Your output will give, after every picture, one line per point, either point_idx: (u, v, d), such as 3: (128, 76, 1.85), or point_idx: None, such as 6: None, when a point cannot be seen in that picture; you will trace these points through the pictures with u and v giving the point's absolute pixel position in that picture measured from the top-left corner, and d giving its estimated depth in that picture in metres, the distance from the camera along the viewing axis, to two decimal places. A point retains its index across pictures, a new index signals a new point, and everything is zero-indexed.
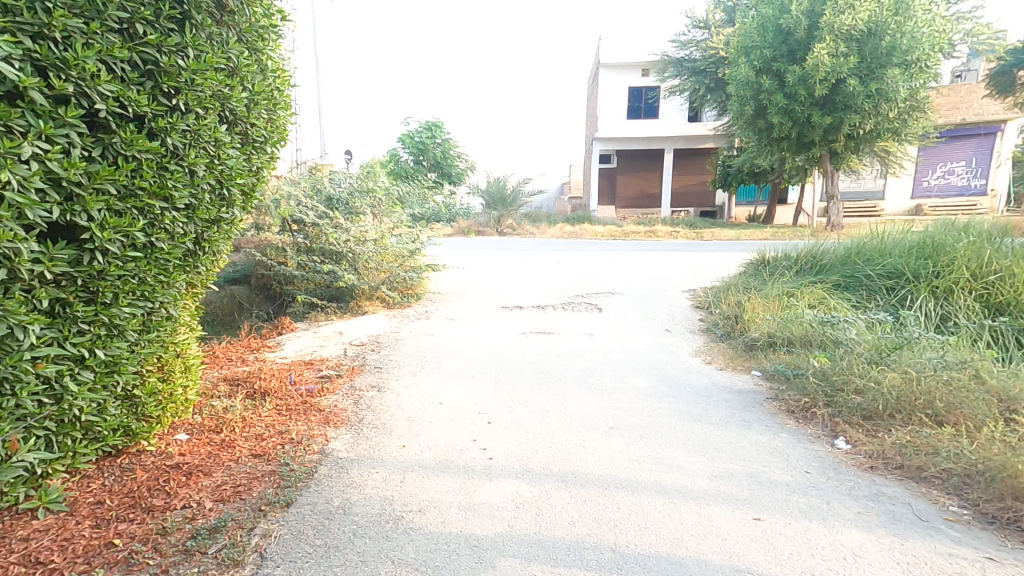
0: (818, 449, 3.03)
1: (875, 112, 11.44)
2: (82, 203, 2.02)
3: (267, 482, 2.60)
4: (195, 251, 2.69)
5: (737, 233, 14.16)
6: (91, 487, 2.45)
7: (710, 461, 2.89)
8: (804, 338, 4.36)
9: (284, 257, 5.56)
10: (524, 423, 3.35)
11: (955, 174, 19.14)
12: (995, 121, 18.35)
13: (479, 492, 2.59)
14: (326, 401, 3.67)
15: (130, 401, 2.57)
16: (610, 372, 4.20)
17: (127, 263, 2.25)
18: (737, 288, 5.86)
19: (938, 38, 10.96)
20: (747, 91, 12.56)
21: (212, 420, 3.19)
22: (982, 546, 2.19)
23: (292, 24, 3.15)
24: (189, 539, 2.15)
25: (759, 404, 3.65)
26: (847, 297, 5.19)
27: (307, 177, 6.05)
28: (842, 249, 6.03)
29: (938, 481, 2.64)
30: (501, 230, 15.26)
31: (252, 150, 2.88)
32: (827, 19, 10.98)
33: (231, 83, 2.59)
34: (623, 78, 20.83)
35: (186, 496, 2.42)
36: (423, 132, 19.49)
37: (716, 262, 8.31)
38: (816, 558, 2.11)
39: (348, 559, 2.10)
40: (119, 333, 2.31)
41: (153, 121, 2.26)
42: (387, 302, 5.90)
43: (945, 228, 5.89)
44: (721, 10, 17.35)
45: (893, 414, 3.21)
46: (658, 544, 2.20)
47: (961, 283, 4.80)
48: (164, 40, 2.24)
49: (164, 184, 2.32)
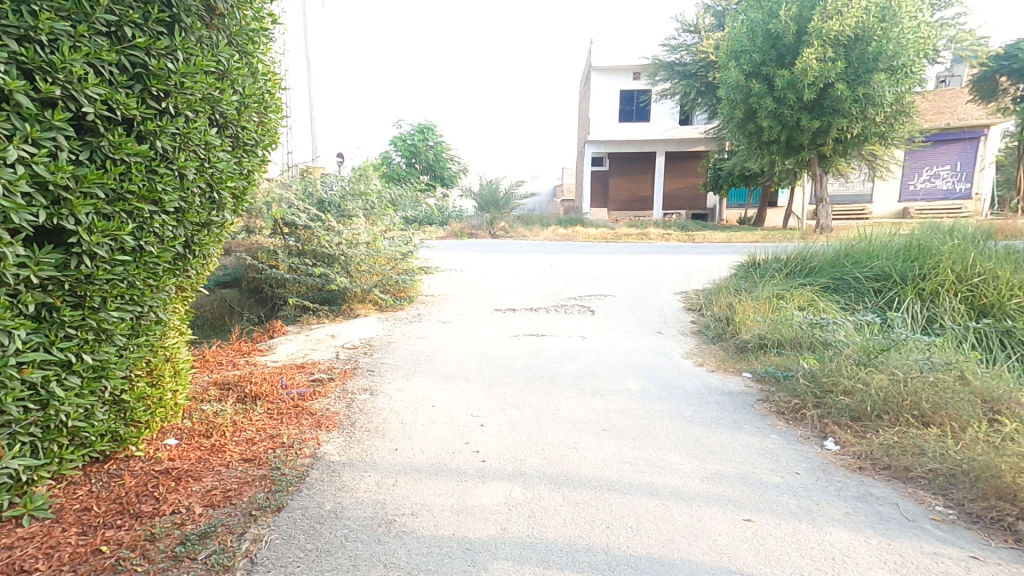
0: (808, 450, 3.06)
1: (863, 116, 11.62)
2: (70, 206, 2.00)
3: (258, 487, 2.59)
4: (184, 255, 2.66)
5: (728, 236, 14.29)
6: (77, 494, 2.42)
7: (702, 463, 2.91)
8: (794, 340, 4.40)
9: (275, 261, 5.53)
10: (516, 426, 3.36)
11: (941, 177, 19.38)
12: (979, 126, 18.63)
13: (471, 495, 2.59)
14: (318, 405, 3.65)
15: (118, 406, 2.55)
16: (602, 374, 4.22)
17: (115, 267, 2.23)
18: (728, 290, 5.91)
19: (922, 44, 11.19)
20: (736, 94, 12.65)
21: (202, 424, 3.18)
22: (966, 545, 2.23)
23: (282, 26, 3.12)
24: (178, 545, 2.13)
25: (749, 406, 3.68)
26: (836, 299, 5.24)
27: (299, 180, 6.04)
28: (831, 252, 6.07)
29: (925, 481, 2.67)
30: (494, 232, 15.29)
31: (242, 154, 2.86)
32: (814, 24, 11.06)
33: (221, 86, 2.58)
34: (612, 82, 20.91)
35: (175, 502, 2.40)
36: (415, 134, 19.50)
37: (709, 265, 8.35)
38: (805, 558, 2.13)
39: (339, 564, 2.09)
40: (107, 338, 2.28)
41: (142, 124, 2.25)
42: (380, 305, 5.88)
43: (931, 231, 5.98)
44: (710, 15, 17.55)
45: (881, 415, 3.25)
46: (650, 546, 2.22)
47: (947, 285, 4.88)
48: (152, 43, 2.23)
49: (153, 187, 2.31)
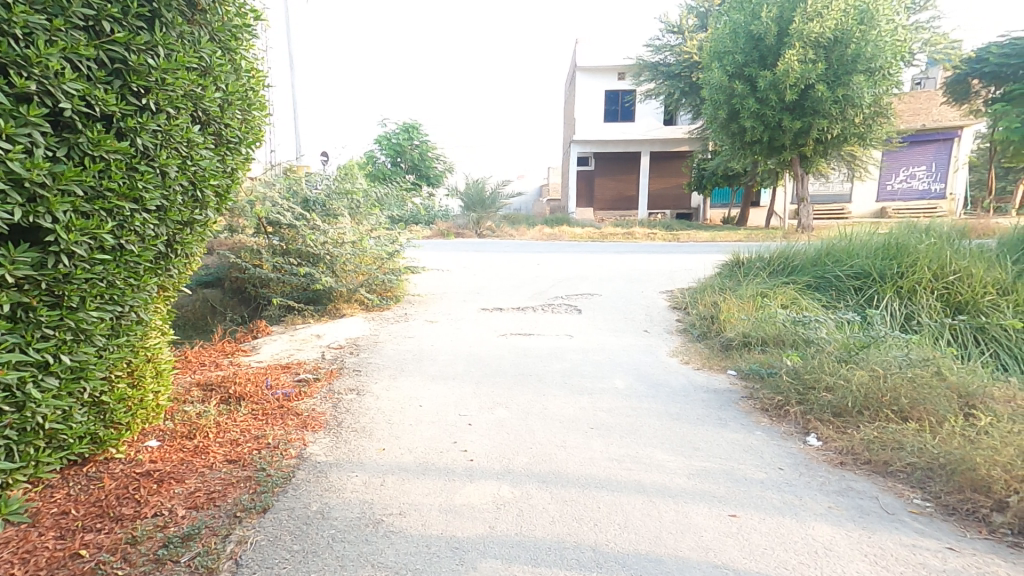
0: (791, 446, 3.11)
1: (842, 117, 11.81)
2: (47, 204, 1.96)
3: (243, 488, 2.57)
4: (166, 253, 2.63)
5: (712, 236, 14.24)
6: (55, 498, 2.38)
7: (688, 460, 2.95)
8: (777, 337, 4.46)
9: (259, 260, 5.44)
10: (505, 425, 3.37)
11: (916, 178, 19.79)
12: (953, 127, 19.04)
13: (459, 494, 2.60)
14: (304, 405, 3.63)
15: (98, 407, 2.51)
16: (589, 373, 4.24)
17: (95, 266, 2.19)
18: (713, 288, 5.95)
19: (899, 47, 11.40)
20: (721, 94, 12.76)
21: (185, 426, 3.14)
22: (943, 536, 2.28)
23: (264, 23, 3.09)
24: (161, 548, 2.11)
25: (734, 403, 3.73)
26: (818, 297, 5.31)
27: (283, 179, 5.99)
28: (813, 250, 6.16)
29: (903, 475, 2.73)
30: (480, 231, 15.22)
31: (226, 151, 2.83)
32: (795, 26, 11.21)
33: (204, 83, 2.55)
34: (598, 82, 20.99)
35: (157, 504, 2.38)
36: (400, 133, 19.38)
37: (693, 263, 8.45)
38: (789, 552, 2.17)
39: (327, 564, 2.09)
40: (86, 338, 2.25)
41: (122, 121, 2.21)
42: (366, 305, 5.86)
43: (909, 230, 6.09)
44: (694, 16, 17.72)
45: (862, 411, 3.31)
46: (637, 542, 2.24)
47: (923, 283, 4.98)
48: (132, 38, 2.20)
49: (134, 185, 2.27)
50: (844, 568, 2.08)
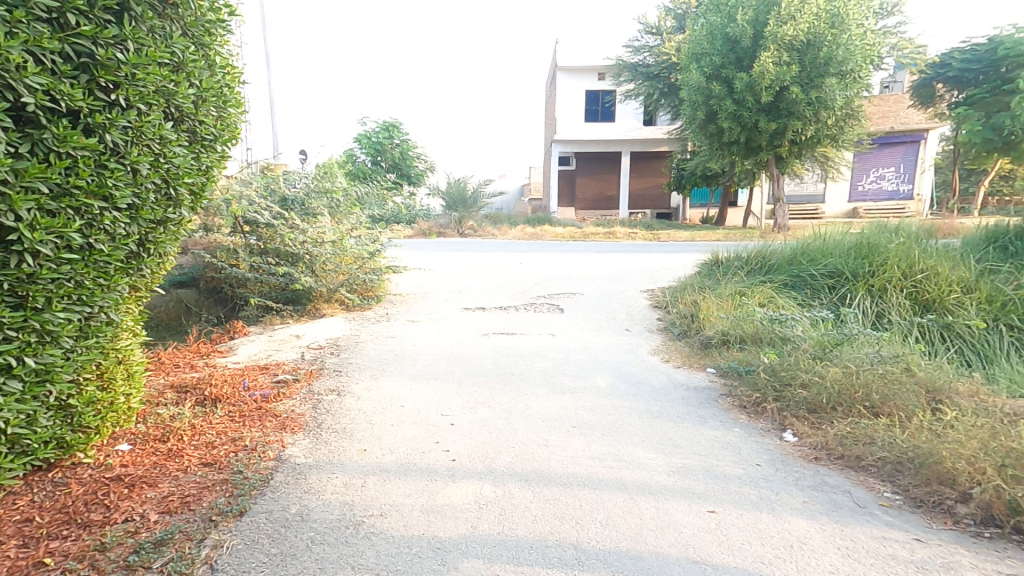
0: (768, 442, 3.17)
1: (816, 119, 12.01)
2: (10, 202, 1.90)
3: (219, 491, 2.52)
4: (139, 253, 2.57)
5: (692, 236, 14.28)
6: (18, 504, 2.31)
7: (668, 457, 2.98)
8: (755, 335, 4.53)
9: (235, 259, 5.36)
10: (486, 424, 3.37)
11: (886, 179, 20.26)
12: (920, 130, 19.50)
13: (440, 494, 2.59)
14: (283, 406, 3.58)
15: (64, 411, 2.45)
16: (570, 372, 4.25)
17: (61, 265, 2.13)
18: (692, 287, 6.02)
19: (869, 51, 11.65)
20: (698, 96, 12.92)
21: (158, 429, 3.08)
22: (912, 528, 2.34)
23: (240, 18, 3.04)
24: (132, 554, 2.06)
25: (713, 400, 3.77)
26: (793, 296, 5.40)
27: (261, 177, 5.89)
28: (789, 250, 6.26)
29: (875, 469, 2.79)
30: (461, 230, 15.15)
31: (201, 149, 2.78)
32: (770, 29, 11.42)
33: (177, 79, 2.50)
34: (576, 82, 21.10)
35: (128, 510, 2.32)
36: (380, 132, 19.20)
37: (673, 263, 8.52)
38: (765, 547, 2.20)
39: (305, 567, 2.06)
40: (53, 340, 2.19)
41: (90, 117, 2.15)
42: (346, 305, 5.81)
43: (880, 229, 6.23)
44: (671, 17, 17.92)
45: (835, 407, 3.38)
46: (618, 540, 2.26)
47: (893, 282, 5.10)
48: (100, 31, 2.14)
49: (103, 183, 2.21)
50: (819, 561, 2.12)
